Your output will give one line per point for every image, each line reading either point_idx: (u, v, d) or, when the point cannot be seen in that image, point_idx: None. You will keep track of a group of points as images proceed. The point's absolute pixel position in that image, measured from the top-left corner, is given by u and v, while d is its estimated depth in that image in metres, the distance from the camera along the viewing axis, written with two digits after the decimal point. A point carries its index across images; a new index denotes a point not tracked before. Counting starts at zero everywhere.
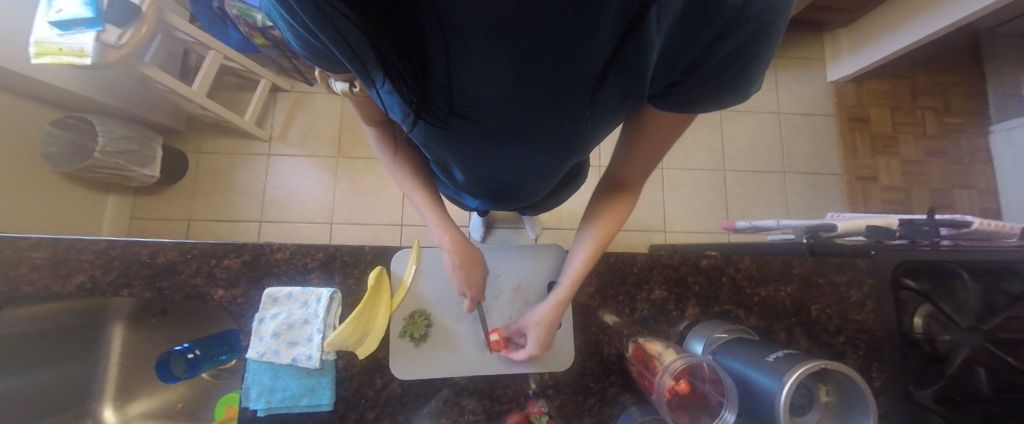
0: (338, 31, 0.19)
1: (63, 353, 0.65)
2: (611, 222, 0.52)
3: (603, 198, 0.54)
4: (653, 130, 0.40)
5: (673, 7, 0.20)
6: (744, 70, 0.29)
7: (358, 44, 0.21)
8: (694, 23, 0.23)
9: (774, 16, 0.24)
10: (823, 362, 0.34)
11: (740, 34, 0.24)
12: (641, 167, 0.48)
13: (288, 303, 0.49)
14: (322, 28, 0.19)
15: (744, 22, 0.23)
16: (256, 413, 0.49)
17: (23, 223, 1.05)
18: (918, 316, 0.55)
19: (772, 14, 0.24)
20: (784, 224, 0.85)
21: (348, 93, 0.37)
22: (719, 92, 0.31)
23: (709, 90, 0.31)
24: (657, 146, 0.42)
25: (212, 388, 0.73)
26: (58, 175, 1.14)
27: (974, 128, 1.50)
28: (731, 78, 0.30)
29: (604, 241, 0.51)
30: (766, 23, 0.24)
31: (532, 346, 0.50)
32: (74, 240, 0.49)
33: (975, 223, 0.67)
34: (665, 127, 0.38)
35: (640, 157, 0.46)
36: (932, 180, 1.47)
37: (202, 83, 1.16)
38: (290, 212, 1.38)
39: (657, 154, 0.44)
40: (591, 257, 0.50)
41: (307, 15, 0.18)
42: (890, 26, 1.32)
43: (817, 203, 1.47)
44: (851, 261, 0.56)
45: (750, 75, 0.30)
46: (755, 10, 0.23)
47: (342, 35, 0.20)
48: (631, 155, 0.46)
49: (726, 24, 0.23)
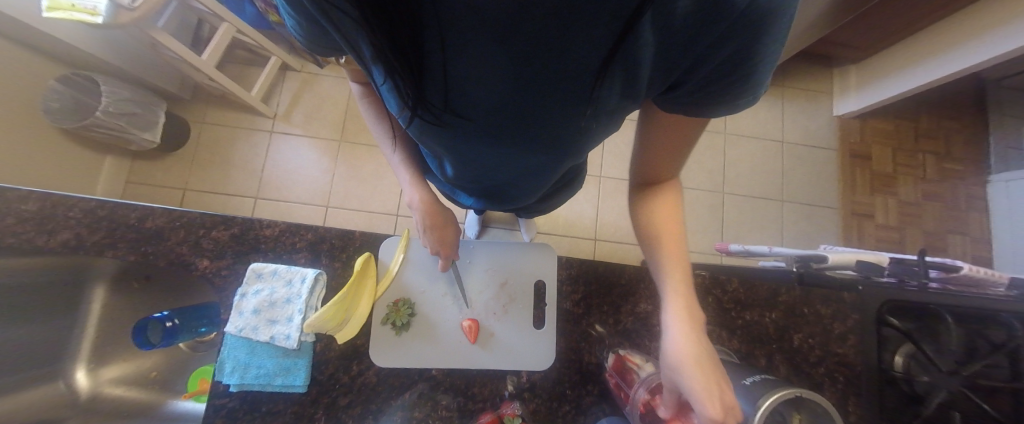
0: (335, 22, 0.19)
1: (39, 309, 0.64)
2: (671, 240, 0.47)
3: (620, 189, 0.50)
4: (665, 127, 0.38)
5: (669, 13, 0.20)
6: (743, 83, 0.29)
7: (353, 34, 0.20)
8: (696, 27, 0.23)
9: (778, 25, 0.23)
10: (797, 389, 0.34)
11: (740, 43, 0.24)
12: (650, 162, 0.46)
13: (272, 280, 0.49)
14: (321, 19, 0.19)
15: (745, 32, 0.23)
16: (228, 388, 0.48)
17: (18, 176, 1.05)
18: (898, 354, 0.56)
19: (775, 24, 0.23)
20: (775, 252, 0.85)
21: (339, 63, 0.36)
22: (719, 100, 0.31)
23: (707, 94, 0.31)
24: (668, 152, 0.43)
25: (189, 359, 0.73)
26: (57, 132, 1.13)
27: (972, 175, 1.52)
28: (732, 87, 0.29)
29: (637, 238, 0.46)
30: (768, 32, 0.24)
31: None
32: (62, 197, 0.49)
33: (964, 268, 0.68)
34: (670, 131, 0.39)
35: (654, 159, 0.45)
36: (927, 222, 1.48)
37: (213, 54, 1.16)
38: (286, 191, 1.38)
39: (667, 150, 0.42)
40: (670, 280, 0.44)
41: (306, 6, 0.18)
42: (899, 67, 1.34)
43: (812, 234, 1.48)
44: (836, 294, 0.57)
45: (753, 85, 0.30)
46: (756, 18, 0.22)
47: (340, 27, 0.20)
48: (648, 151, 0.44)
49: (726, 34, 0.23)
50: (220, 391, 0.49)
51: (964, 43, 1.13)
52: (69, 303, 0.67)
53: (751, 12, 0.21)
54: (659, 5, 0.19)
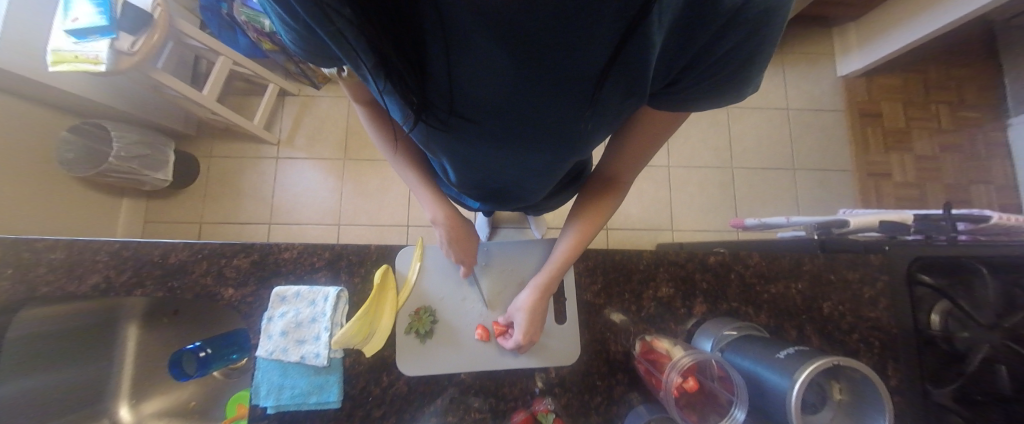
0: (336, 29, 0.19)
1: (77, 353, 0.67)
2: (599, 209, 0.53)
3: (593, 188, 0.55)
4: (645, 127, 0.39)
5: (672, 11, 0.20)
6: (742, 69, 0.28)
7: (355, 42, 0.20)
8: (691, 21, 0.22)
9: (774, 16, 0.23)
10: (835, 358, 0.34)
11: (738, 33, 0.24)
12: (620, 165, 0.49)
13: (296, 302, 0.50)
14: (321, 27, 0.19)
15: (741, 24, 0.23)
16: (265, 411, 0.49)
17: (43, 226, 1.09)
18: (935, 313, 0.54)
19: (771, 14, 0.23)
20: (793, 222, 0.83)
21: (339, 77, 0.36)
22: (717, 90, 0.31)
23: (706, 88, 0.30)
24: (647, 145, 0.43)
25: (223, 387, 0.75)
26: (74, 182, 1.17)
27: (990, 121, 1.46)
28: (729, 77, 0.29)
29: (588, 235, 0.52)
30: (763, 24, 0.24)
31: (520, 334, 0.50)
32: (88, 242, 0.50)
33: (993, 218, 0.65)
34: (658, 125, 0.39)
35: (634, 153, 0.45)
36: (948, 175, 1.43)
37: (212, 88, 1.18)
38: (297, 213, 1.40)
39: (642, 149, 0.44)
40: (580, 233, 0.52)
41: (304, 14, 0.18)
42: (900, 19, 1.30)
43: (828, 199, 1.45)
44: (864, 258, 0.56)
45: (750, 75, 0.30)
46: (752, 11, 0.22)
47: (340, 33, 0.19)
48: (625, 150, 0.46)
49: (724, 25, 0.23)
50: (259, 414, 0.50)
51: None
52: (106, 343, 0.70)
53: (743, 5, 0.21)
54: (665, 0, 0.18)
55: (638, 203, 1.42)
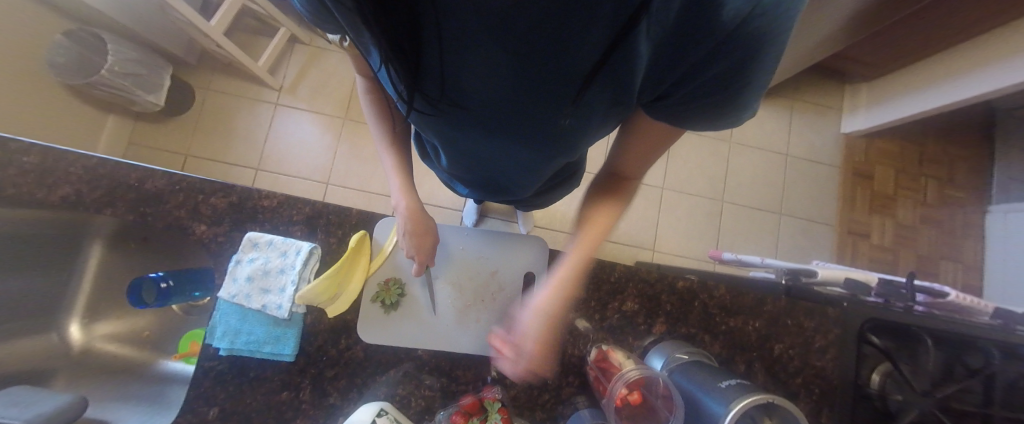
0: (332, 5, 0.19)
1: (36, 263, 0.66)
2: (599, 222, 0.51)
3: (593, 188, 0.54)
4: (641, 135, 0.40)
5: (661, 25, 0.20)
6: (733, 95, 0.29)
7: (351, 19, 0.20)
8: (682, 38, 0.23)
9: (767, 46, 0.24)
10: (769, 396, 0.35)
11: (727, 59, 0.24)
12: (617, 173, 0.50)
13: (267, 250, 0.50)
14: None
15: (730, 48, 0.23)
16: (218, 351, 0.50)
17: (21, 128, 1.05)
18: (875, 373, 0.56)
19: (763, 45, 0.23)
20: (766, 264, 0.85)
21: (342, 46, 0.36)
22: (706, 112, 0.32)
23: (696, 107, 0.31)
24: (642, 156, 0.44)
25: (179, 324, 0.73)
26: (60, 88, 1.13)
27: (973, 203, 1.51)
28: (719, 102, 0.30)
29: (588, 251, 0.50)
30: (753, 55, 0.24)
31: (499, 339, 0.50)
32: (63, 151, 0.49)
33: (950, 294, 0.68)
34: (653, 138, 0.40)
35: (630, 161, 0.47)
36: (922, 246, 1.49)
37: (221, 21, 1.15)
38: (287, 164, 1.38)
39: (638, 159, 0.46)
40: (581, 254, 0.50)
41: None
42: (909, 89, 1.33)
43: (806, 249, 1.49)
44: (822, 308, 0.58)
45: (739, 102, 0.31)
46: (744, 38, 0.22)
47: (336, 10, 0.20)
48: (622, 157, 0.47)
49: (715, 47, 0.23)
50: (211, 353, 0.50)
51: (975, 72, 1.12)
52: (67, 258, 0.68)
53: (736, 28, 0.22)
54: (652, 16, 0.18)
55: (626, 218, 1.44)
